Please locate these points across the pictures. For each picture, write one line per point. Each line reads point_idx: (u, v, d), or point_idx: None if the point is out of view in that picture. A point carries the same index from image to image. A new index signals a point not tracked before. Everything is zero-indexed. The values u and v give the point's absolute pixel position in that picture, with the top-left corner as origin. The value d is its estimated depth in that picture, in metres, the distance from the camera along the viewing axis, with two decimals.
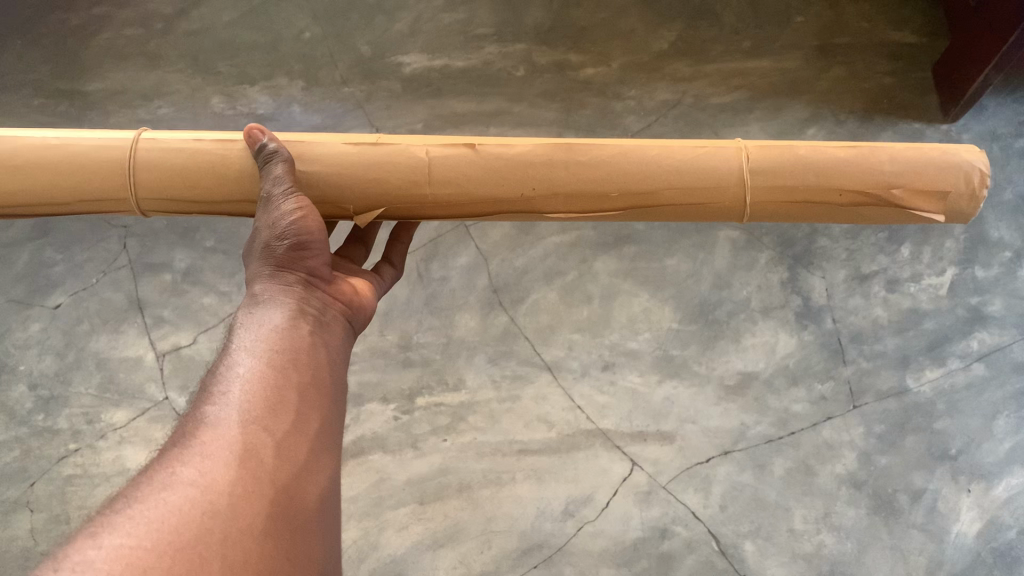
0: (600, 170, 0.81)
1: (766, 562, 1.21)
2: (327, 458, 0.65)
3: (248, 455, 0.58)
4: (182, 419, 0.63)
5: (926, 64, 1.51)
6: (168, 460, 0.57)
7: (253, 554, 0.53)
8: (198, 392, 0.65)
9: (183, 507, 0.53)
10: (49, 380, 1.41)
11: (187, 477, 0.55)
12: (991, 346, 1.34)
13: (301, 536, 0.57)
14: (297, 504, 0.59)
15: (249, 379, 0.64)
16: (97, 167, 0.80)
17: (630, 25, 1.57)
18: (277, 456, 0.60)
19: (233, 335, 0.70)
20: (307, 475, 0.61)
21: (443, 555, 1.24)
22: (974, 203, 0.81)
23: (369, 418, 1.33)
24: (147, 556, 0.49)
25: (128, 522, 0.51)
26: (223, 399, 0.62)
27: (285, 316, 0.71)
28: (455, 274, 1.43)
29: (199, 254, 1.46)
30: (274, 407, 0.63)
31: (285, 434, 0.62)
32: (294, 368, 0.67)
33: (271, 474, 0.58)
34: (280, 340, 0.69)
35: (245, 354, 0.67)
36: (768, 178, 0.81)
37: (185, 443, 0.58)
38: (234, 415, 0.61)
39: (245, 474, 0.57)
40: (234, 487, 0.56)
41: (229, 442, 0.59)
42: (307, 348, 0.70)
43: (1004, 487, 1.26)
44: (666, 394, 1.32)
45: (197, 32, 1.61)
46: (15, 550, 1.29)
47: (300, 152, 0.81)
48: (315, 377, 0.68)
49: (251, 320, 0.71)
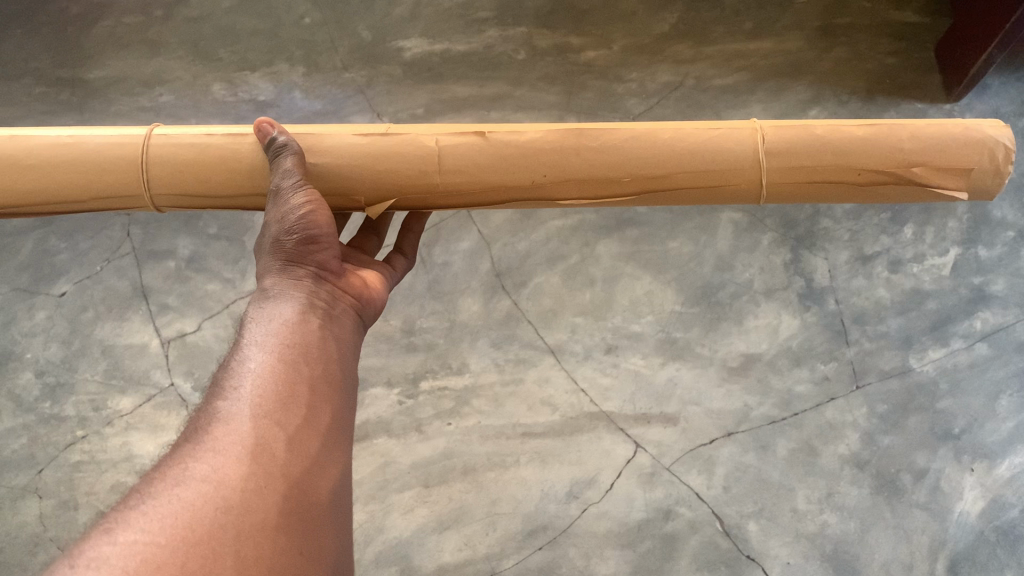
0: (611, 154, 0.81)
1: (770, 542, 1.22)
2: (338, 452, 0.65)
3: (261, 449, 0.59)
4: (195, 415, 0.64)
5: (929, 43, 1.50)
6: (180, 456, 0.58)
7: (265, 549, 0.53)
8: (210, 387, 0.66)
9: (197, 503, 0.53)
10: (56, 368, 1.42)
11: (200, 472, 0.56)
12: (993, 326, 1.34)
13: (312, 532, 0.57)
14: (310, 498, 0.59)
15: (260, 373, 0.65)
16: (111, 163, 0.81)
17: (631, 7, 1.57)
18: (289, 450, 0.60)
19: (244, 330, 0.71)
20: (320, 469, 0.61)
21: (448, 537, 1.24)
22: (999, 178, 0.81)
23: (374, 402, 1.34)
24: (161, 551, 0.49)
25: (142, 518, 0.52)
26: (235, 394, 0.63)
27: (295, 310, 0.72)
28: (457, 258, 1.43)
29: (203, 241, 1.47)
30: (286, 401, 0.63)
31: (297, 428, 0.62)
32: (305, 362, 0.68)
33: (283, 468, 0.58)
34: (290, 334, 0.69)
35: (256, 349, 0.68)
36: (782, 158, 0.81)
37: (198, 439, 0.59)
38: (245, 410, 0.61)
39: (257, 469, 0.57)
40: (247, 482, 0.56)
41: (240, 437, 0.59)
42: (318, 342, 0.70)
43: (1007, 466, 1.26)
44: (669, 376, 1.33)
45: (198, 19, 1.61)
46: (25, 537, 1.30)
47: (310, 143, 0.81)
48: (325, 371, 0.69)
49: (262, 315, 0.72)
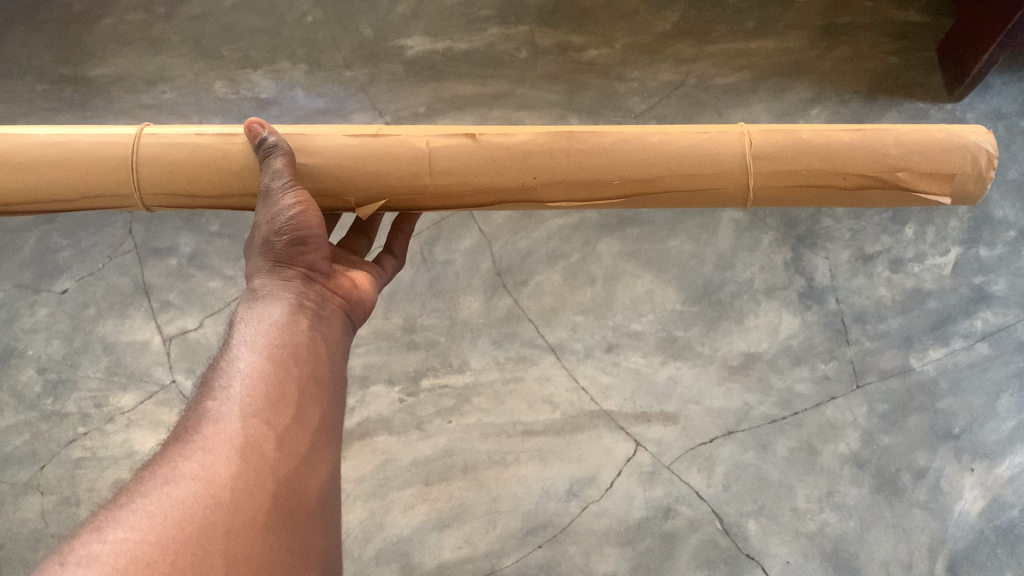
0: (600, 157, 0.81)
1: (770, 540, 1.22)
2: (327, 451, 0.65)
3: (250, 448, 0.59)
4: (184, 414, 0.64)
5: (931, 43, 1.50)
6: (170, 455, 0.58)
7: (255, 547, 0.53)
8: (200, 387, 0.66)
9: (186, 501, 0.53)
10: (58, 364, 1.42)
11: (190, 471, 0.56)
12: (994, 326, 1.34)
13: (302, 530, 0.58)
14: (299, 496, 0.59)
15: (250, 373, 0.65)
16: (101, 163, 0.81)
17: (633, 6, 1.57)
18: (278, 449, 0.60)
19: (234, 330, 0.71)
20: (309, 468, 0.62)
21: (448, 534, 1.25)
22: (982, 183, 0.81)
23: (375, 400, 1.34)
24: (151, 549, 0.50)
25: (133, 516, 0.52)
26: (225, 393, 0.63)
27: (284, 311, 0.72)
28: (458, 256, 1.43)
29: (204, 238, 1.47)
30: (275, 400, 0.64)
31: (287, 427, 0.62)
32: (294, 362, 0.68)
33: (273, 467, 0.59)
34: (280, 334, 0.69)
35: (246, 349, 0.68)
36: (771, 161, 0.81)
37: (188, 438, 0.59)
38: (235, 410, 0.62)
39: (247, 468, 0.57)
40: (237, 480, 0.56)
41: (230, 436, 0.59)
42: (307, 342, 0.70)
43: (1007, 466, 1.26)
44: (669, 374, 1.33)
45: (200, 17, 1.61)
46: (27, 533, 1.31)
47: (300, 145, 0.82)
48: (315, 371, 0.69)
49: (252, 315, 0.72)
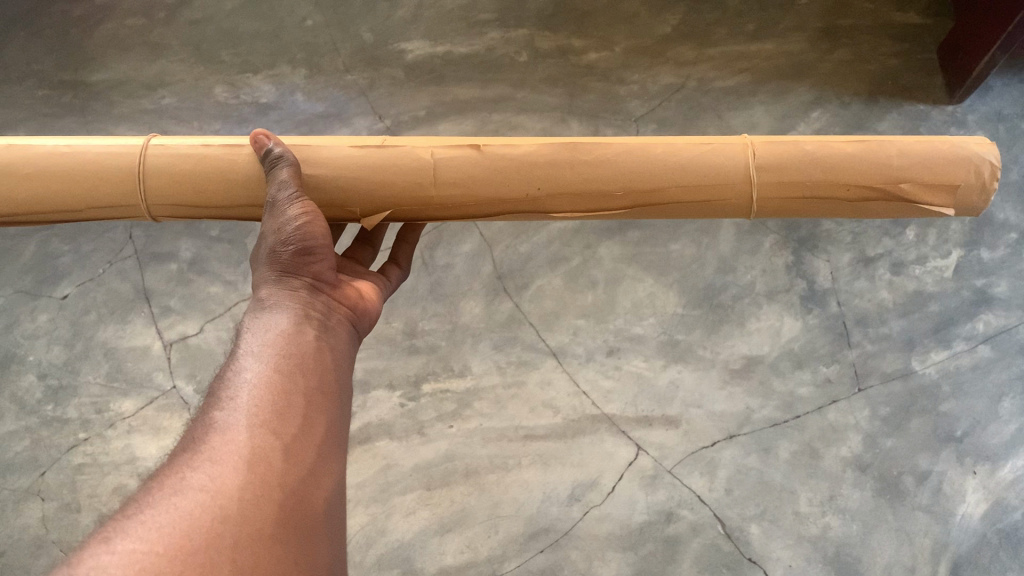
0: (605, 169, 0.81)
1: (772, 544, 1.22)
2: (333, 462, 0.65)
3: (258, 459, 0.59)
4: (190, 424, 0.64)
5: (931, 45, 1.50)
6: (177, 466, 0.58)
7: (261, 558, 0.53)
8: (206, 397, 0.66)
9: (194, 512, 0.53)
10: (59, 370, 1.42)
11: (198, 482, 0.56)
12: (996, 328, 1.34)
13: (308, 541, 0.57)
14: (306, 507, 0.59)
15: (256, 384, 0.65)
16: (107, 174, 0.81)
17: (633, 9, 1.57)
18: (285, 459, 0.60)
19: (240, 340, 0.71)
20: (315, 479, 0.62)
21: (450, 539, 1.25)
22: (985, 195, 0.80)
23: (376, 404, 1.34)
24: (159, 560, 0.49)
25: (141, 527, 0.51)
26: (232, 404, 0.63)
27: (290, 321, 0.71)
28: (459, 261, 1.43)
29: (205, 244, 1.47)
30: (283, 411, 0.63)
31: (293, 438, 0.62)
32: (301, 372, 0.68)
33: (280, 478, 0.58)
34: (286, 345, 0.69)
35: (252, 359, 0.67)
36: (774, 173, 0.81)
37: (195, 449, 0.59)
38: (242, 420, 0.61)
39: (254, 479, 0.57)
40: (244, 491, 0.56)
41: (237, 447, 0.59)
42: (314, 352, 0.70)
43: (1010, 469, 1.26)
44: (671, 378, 1.33)
45: (200, 22, 1.61)
46: (27, 539, 1.31)
47: (306, 155, 0.81)
48: (321, 381, 0.68)
49: (258, 325, 0.72)
